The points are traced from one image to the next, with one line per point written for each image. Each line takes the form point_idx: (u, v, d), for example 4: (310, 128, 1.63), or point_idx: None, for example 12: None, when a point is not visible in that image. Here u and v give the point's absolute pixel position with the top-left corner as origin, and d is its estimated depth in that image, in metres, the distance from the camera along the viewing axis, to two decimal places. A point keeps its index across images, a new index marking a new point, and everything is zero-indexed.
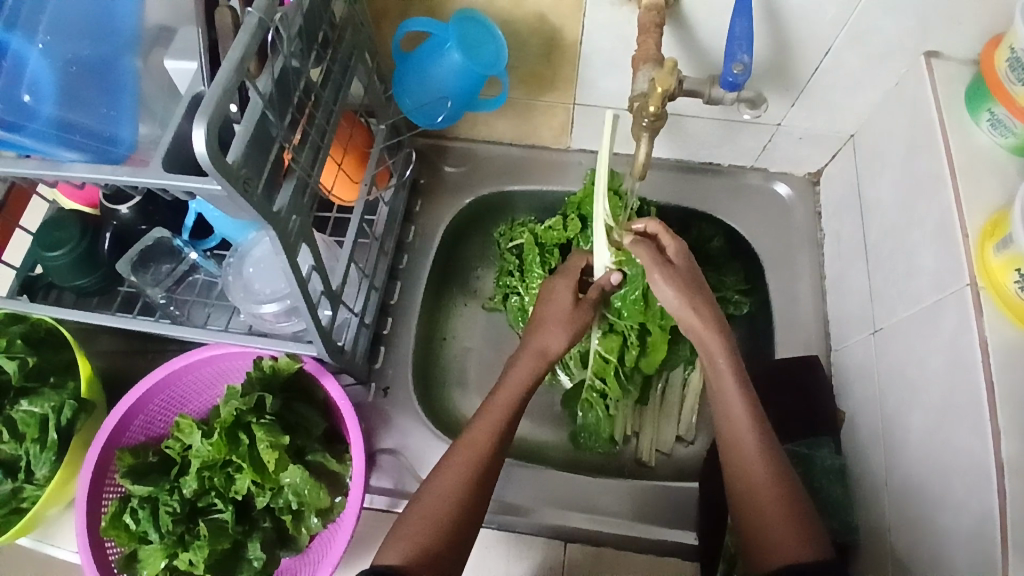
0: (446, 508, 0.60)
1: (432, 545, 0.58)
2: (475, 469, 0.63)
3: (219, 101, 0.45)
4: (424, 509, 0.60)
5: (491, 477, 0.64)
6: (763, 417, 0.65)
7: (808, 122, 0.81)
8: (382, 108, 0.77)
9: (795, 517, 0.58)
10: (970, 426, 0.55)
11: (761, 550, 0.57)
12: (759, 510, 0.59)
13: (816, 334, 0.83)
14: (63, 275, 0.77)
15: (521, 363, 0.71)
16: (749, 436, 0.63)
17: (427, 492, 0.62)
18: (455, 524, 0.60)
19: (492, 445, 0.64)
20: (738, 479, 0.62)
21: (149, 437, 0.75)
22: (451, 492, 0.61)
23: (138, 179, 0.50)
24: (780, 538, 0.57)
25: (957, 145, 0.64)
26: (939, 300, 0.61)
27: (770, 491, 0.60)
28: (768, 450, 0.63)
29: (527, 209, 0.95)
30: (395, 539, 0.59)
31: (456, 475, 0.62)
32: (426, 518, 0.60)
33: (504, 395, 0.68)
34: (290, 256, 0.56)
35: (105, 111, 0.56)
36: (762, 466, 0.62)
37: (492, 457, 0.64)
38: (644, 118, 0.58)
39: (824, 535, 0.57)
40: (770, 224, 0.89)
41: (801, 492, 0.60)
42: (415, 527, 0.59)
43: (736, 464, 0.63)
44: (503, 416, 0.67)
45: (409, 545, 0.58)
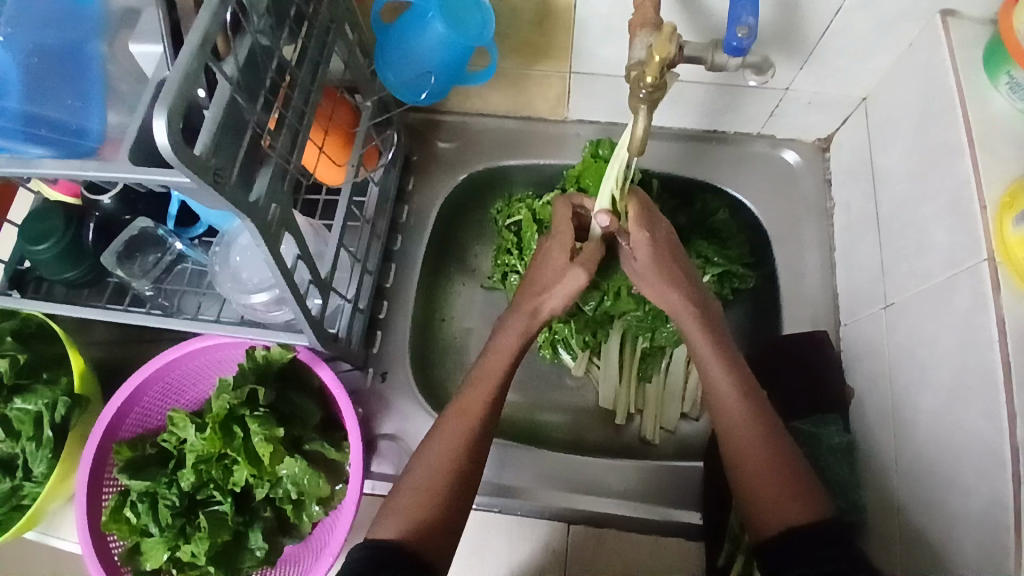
0: (441, 479, 0.59)
1: (429, 516, 0.57)
2: (468, 436, 0.61)
3: (181, 87, 0.42)
4: (419, 479, 0.59)
5: (483, 443, 0.62)
6: (751, 382, 0.63)
7: (816, 86, 0.77)
8: (367, 84, 0.73)
9: (790, 480, 0.57)
10: (982, 407, 0.53)
11: (761, 516, 0.56)
12: (754, 474, 0.58)
13: (825, 308, 0.81)
14: (50, 268, 0.75)
15: (509, 328, 0.68)
16: (736, 401, 0.61)
17: (420, 463, 0.61)
18: (450, 493, 0.59)
19: (484, 411, 0.63)
20: (731, 444, 0.60)
21: (147, 429, 0.74)
22: (444, 461, 0.60)
23: (106, 173, 0.48)
24: (777, 504, 0.55)
25: (976, 110, 0.60)
26: (953, 276, 0.58)
27: (762, 456, 0.58)
28: (757, 415, 0.60)
29: (524, 184, 0.92)
30: (391, 513, 0.58)
31: (448, 443, 0.61)
32: (421, 489, 0.59)
33: (492, 360, 0.66)
34: (272, 247, 0.53)
35: (71, 102, 0.52)
36: (751, 431, 0.60)
37: (484, 424, 0.62)
38: (641, 90, 0.53)
39: (820, 494, 0.56)
40: (778, 193, 0.86)
41: (795, 455, 0.59)
42: (411, 499, 0.58)
43: (727, 429, 0.61)
44: (493, 383, 0.64)
45: (407, 518, 0.57)
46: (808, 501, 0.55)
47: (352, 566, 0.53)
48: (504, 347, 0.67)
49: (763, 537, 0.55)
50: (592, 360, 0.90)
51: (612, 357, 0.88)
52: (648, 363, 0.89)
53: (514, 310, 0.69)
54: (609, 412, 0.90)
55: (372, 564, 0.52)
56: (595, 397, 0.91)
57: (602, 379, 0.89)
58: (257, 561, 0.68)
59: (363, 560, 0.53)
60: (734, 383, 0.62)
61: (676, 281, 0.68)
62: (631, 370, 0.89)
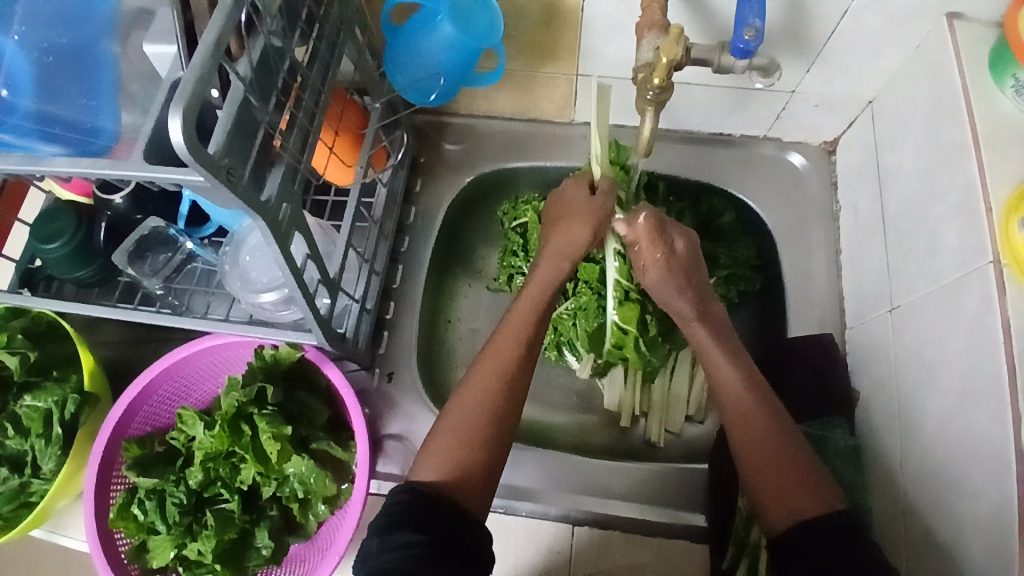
0: (479, 423, 0.58)
1: (469, 460, 0.57)
2: (503, 380, 0.61)
3: (195, 87, 0.43)
4: (456, 423, 0.58)
5: (522, 389, 0.62)
6: (758, 380, 0.63)
7: (822, 88, 0.77)
8: (375, 85, 0.74)
9: (799, 473, 0.56)
10: (991, 410, 0.53)
11: (772, 510, 0.56)
12: (770, 470, 0.57)
13: (831, 311, 0.81)
14: (61, 267, 0.76)
15: (545, 261, 0.69)
16: (743, 393, 0.62)
17: (455, 407, 0.60)
18: (488, 438, 0.58)
19: (522, 348, 0.63)
20: (739, 440, 0.60)
21: (155, 427, 0.75)
22: (480, 406, 0.59)
23: (120, 172, 0.48)
24: (785, 495, 0.55)
25: (982, 112, 0.60)
26: (961, 277, 0.58)
27: (771, 450, 0.58)
28: (763, 410, 0.60)
29: (530, 186, 0.92)
30: (430, 457, 0.57)
31: (484, 386, 0.60)
32: (459, 432, 0.58)
33: (531, 294, 0.67)
34: (282, 246, 0.54)
35: (84, 101, 0.53)
36: (758, 426, 0.59)
37: (522, 361, 0.62)
38: (649, 91, 0.55)
39: (831, 487, 0.56)
40: (784, 196, 0.86)
41: (807, 452, 0.59)
42: (449, 443, 0.57)
43: (735, 425, 0.61)
44: (529, 326, 0.64)
45: (447, 462, 0.56)
46: (817, 495, 0.55)
47: (392, 512, 0.52)
48: (539, 283, 0.68)
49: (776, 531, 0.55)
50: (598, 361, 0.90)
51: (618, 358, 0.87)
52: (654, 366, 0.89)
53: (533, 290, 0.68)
54: (614, 414, 0.90)
55: (414, 508, 0.52)
56: (600, 399, 0.91)
57: (607, 381, 0.89)
58: (263, 560, 0.68)
59: (404, 504, 0.52)
60: (740, 378, 0.62)
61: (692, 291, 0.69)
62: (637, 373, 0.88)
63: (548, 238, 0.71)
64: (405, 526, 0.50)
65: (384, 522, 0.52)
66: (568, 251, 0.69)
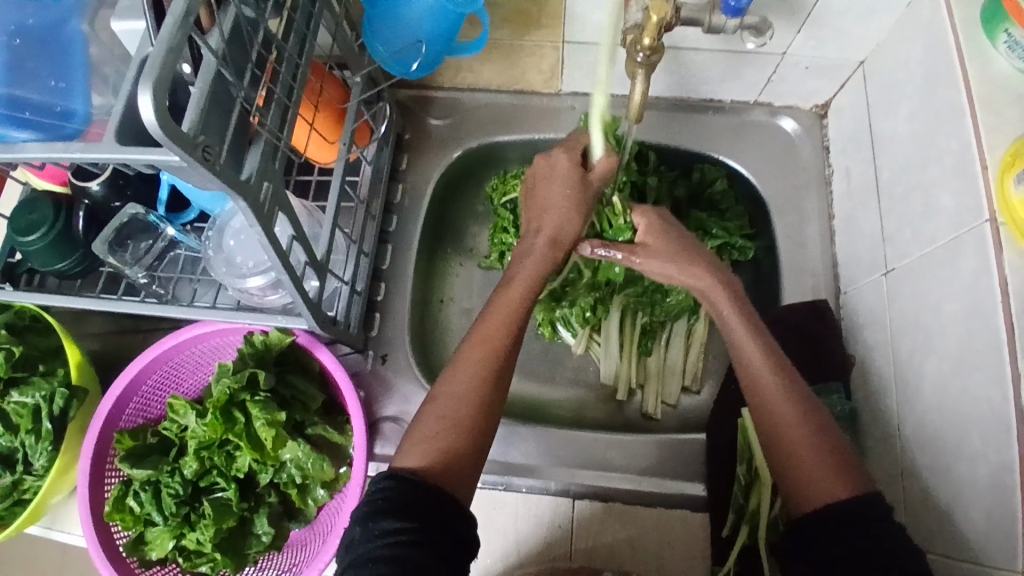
0: (466, 410, 0.57)
1: (454, 447, 0.55)
2: (489, 367, 0.59)
3: (164, 61, 0.41)
4: (442, 410, 0.57)
5: (504, 384, 0.60)
6: (783, 361, 0.60)
7: (815, 50, 0.75)
8: (356, 59, 0.71)
9: (825, 452, 0.54)
10: (989, 369, 0.52)
11: (799, 492, 0.54)
12: (796, 452, 0.55)
13: (825, 277, 0.80)
14: (41, 259, 0.74)
15: (532, 253, 0.66)
16: (767, 373, 0.59)
17: (443, 392, 0.58)
18: (475, 424, 0.57)
19: (508, 342, 0.61)
20: (766, 421, 0.58)
21: (147, 419, 0.74)
22: (467, 392, 0.58)
23: (91, 155, 0.46)
24: (812, 477, 0.53)
25: (975, 74, 0.59)
26: (958, 237, 0.58)
27: (800, 431, 0.55)
28: (792, 389, 0.58)
29: (519, 159, 0.90)
30: (414, 443, 0.56)
31: (473, 369, 0.59)
32: (444, 420, 0.56)
33: (513, 291, 0.64)
34: (265, 228, 0.52)
35: (54, 83, 0.51)
36: (785, 406, 0.57)
37: (506, 355, 0.60)
38: (639, 53, 0.53)
39: (857, 473, 0.53)
40: (776, 163, 0.85)
41: (835, 435, 0.56)
42: (435, 429, 0.56)
43: (762, 405, 0.58)
44: (515, 314, 0.63)
45: (431, 449, 0.55)
46: (843, 477, 0.53)
47: (377, 498, 0.51)
48: (525, 278, 0.64)
49: (798, 513, 0.53)
50: (593, 336, 0.89)
51: (613, 333, 0.88)
52: (649, 337, 0.89)
53: (535, 236, 0.67)
54: (611, 387, 0.90)
55: (397, 496, 0.51)
56: (596, 373, 0.91)
57: (602, 356, 0.88)
58: (264, 546, 0.68)
59: (388, 492, 0.51)
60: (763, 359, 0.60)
61: (697, 261, 0.66)
62: (631, 345, 0.88)
63: (541, 225, 0.67)
64: (393, 513, 0.49)
65: (367, 510, 0.51)
66: (562, 240, 0.67)
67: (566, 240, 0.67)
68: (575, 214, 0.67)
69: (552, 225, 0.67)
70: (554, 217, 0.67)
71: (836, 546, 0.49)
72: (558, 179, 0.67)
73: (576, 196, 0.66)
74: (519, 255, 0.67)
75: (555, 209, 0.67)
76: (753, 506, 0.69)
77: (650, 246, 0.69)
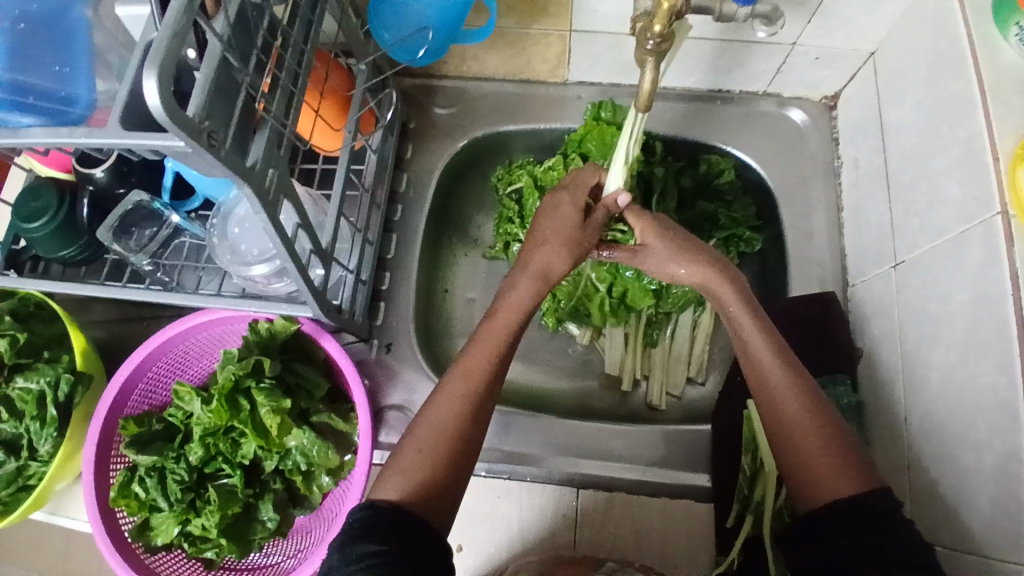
0: (443, 444, 0.56)
1: (431, 481, 0.54)
2: (469, 400, 0.58)
3: (169, 46, 0.41)
4: (421, 443, 0.56)
5: (484, 415, 0.59)
6: (790, 357, 0.60)
7: (823, 40, 0.74)
8: (361, 46, 0.70)
9: (833, 450, 0.54)
10: (996, 360, 0.52)
11: (806, 492, 0.54)
12: (806, 447, 0.55)
13: (833, 269, 0.80)
14: (45, 246, 0.74)
15: (518, 285, 0.63)
16: (775, 364, 0.59)
17: (421, 424, 0.57)
18: (451, 460, 0.56)
19: (490, 377, 0.59)
20: (773, 420, 0.57)
21: (152, 405, 0.74)
22: (447, 424, 0.57)
23: (97, 140, 0.46)
24: (822, 474, 0.53)
25: (985, 63, 0.58)
26: (966, 230, 0.57)
27: (808, 429, 0.55)
28: (798, 386, 0.57)
29: (524, 149, 0.90)
30: (391, 475, 0.55)
31: (453, 404, 0.57)
32: (421, 454, 0.55)
33: (496, 322, 0.62)
34: (270, 215, 0.52)
35: (58, 69, 0.50)
36: (794, 403, 0.57)
37: (489, 387, 0.59)
38: (649, 41, 0.53)
39: (865, 466, 0.53)
40: (784, 154, 0.85)
41: (843, 427, 0.56)
42: (411, 463, 0.55)
43: (768, 403, 0.58)
44: (500, 339, 0.61)
45: (407, 482, 0.54)
46: (852, 471, 0.53)
47: (353, 526, 0.50)
48: (512, 309, 0.62)
49: (807, 509, 0.53)
50: (599, 328, 0.90)
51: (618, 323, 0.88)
52: (654, 328, 0.90)
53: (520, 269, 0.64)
54: (615, 378, 0.89)
55: (375, 525, 0.50)
56: (600, 364, 0.91)
57: (607, 347, 0.88)
58: (269, 532, 0.68)
59: (364, 521, 0.50)
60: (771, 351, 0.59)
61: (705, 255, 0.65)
62: (637, 336, 0.89)
63: (528, 260, 0.64)
64: (370, 538, 0.48)
65: (344, 537, 0.50)
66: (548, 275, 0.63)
67: (555, 279, 0.64)
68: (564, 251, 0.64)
69: (540, 261, 0.63)
70: (541, 255, 0.63)
71: (846, 540, 0.49)
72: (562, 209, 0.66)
73: (571, 235, 0.64)
74: (503, 288, 0.64)
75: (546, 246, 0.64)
76: (757, 496, 0.69)
77: (652, 248, 0.67)
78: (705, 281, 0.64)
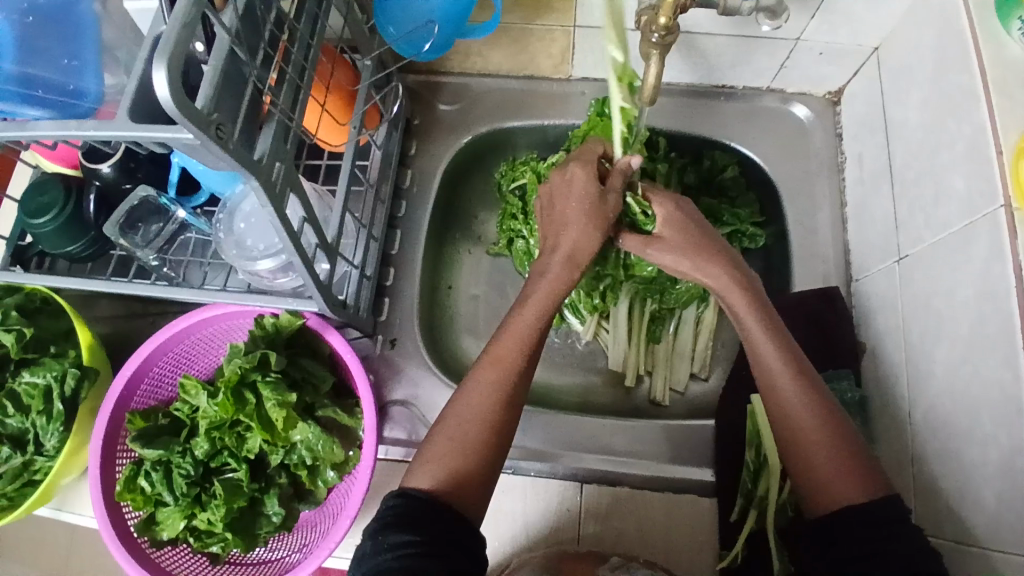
0: (474, 431, 0.56)
1: (463, 468, 0.55)
2: (502, 387, 0.58)
3: (178, 38, 0.41)
4: (451, 429, 0.56)
5: (519, 398, 0.59)
6: (803, 362, 0.58)
7: (828, 35, 0.74)
8: (366, 42, 0.71)
9: (841, 458, 0.54)
10: (1002, 354, 0.52)
11: (815, 497, 0.54)
12: (817, 456, 0.54)
13: (836, 265, 0.80)
14: (52, 242, 0.74)
15: (550, 271, 0.63)
16: (787, 372, 0.57)
17: (454, 412, 0.57)
18: (483, 446, 0.56)
19: (522, 361, 0.59)
20: (783, 423, 0.57)
21: (158, 400, 0.74)
22: (479, 410, 0.57)
23: (106, 133, 0.46)
24: (831, 484, 0.53)
25: (990, 58, 0.58)
26: (970, 223, 0.57)
27: (816, 436, 0.55)
28: (809, 392, 0.56)
29: (528, 145, 0.90)
30: (423, 463, 0.55)
31: (485, 391, 0.57)
32: (452, 440, 0.56)
33: (525, 312, 0.61)
34: (277, 209, 0.52)
35: (67, 62, 0.50)
36: (805, 410, 0.56)
37: (521, 372, 0.59)
38: (654, 33, 0.54)
39: (874, 473, 0.53)
40: (786, 149, 0.85)
41: (854, 435, 0.55)
42: (443, 449, 0.55)
43: (775, 408, 0.57)
44: (532, 323, 0.61)
45: (439, 468, 0.54)
46: (861, 479, 0.53)
47: (386, 516, 0.51)
48: (541, 295, 0.62)
49: (814, 516, 0.54)
50: (601, 323, 0.90)
51: (621, 320, 0.88)
52: (657, 324, 0.90)
53: (551, 252, 0.64)
54: (619, 374, 0.90)
55: (410, 511, 0.51)
56: (604, 360, 0.91)
57: (611, 343, 0.89)
58: (274, 527, 0.69)
59: (397, 509, 0.51)
60: (782, 358, 0.58)
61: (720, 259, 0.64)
62: (640, 333, 0.89)
63: (558, 242, 0.65)
64: (401, 528, 0.50)
65: (376, 525, 0.51)
66: (579, 257, 0.64)
67: (584, 257, 0.64)
68: (592, 232, 0.64)
69: (569, 241, 0.64)
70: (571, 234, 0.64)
71: (855, 546, 0.49)
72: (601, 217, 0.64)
73: (593, 211, 0.64)
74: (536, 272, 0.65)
75: (591, 236, 0.64)
76: (761, 491, 0.69)
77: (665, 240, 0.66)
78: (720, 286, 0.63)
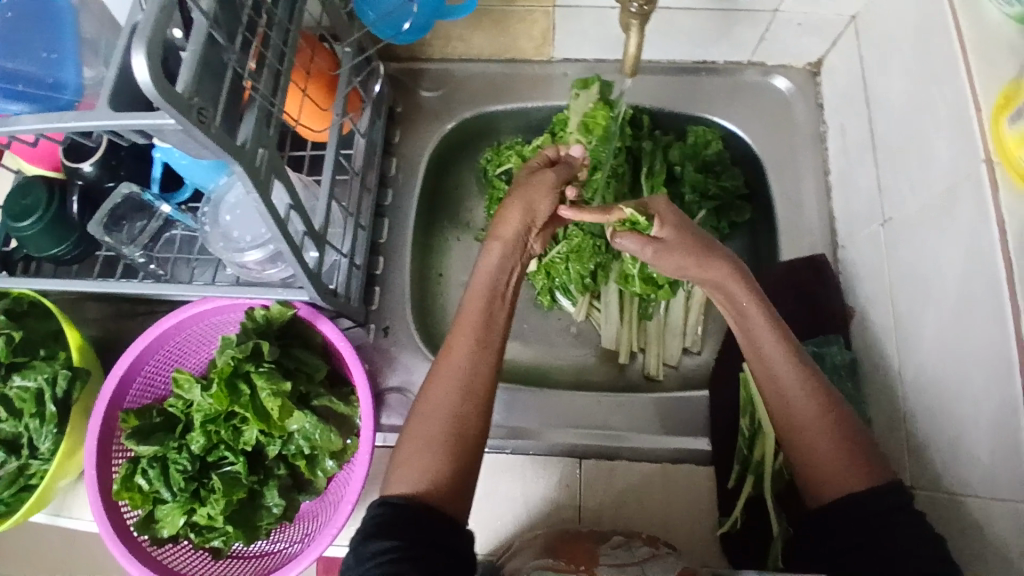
0: (440, 426, 0.56)
1: (437, 466, 0.54)
2: (460, 380, 0.58)
3: (156, 22, 0.41)
4: (416, 429, 0.56)
5: (483, 386, 0.58)
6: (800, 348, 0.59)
7: (805, 6, 0.74)
8: (345, 28, 0.70)
9: (847, 445, 0.55)
10: (989, 309, 0.53)
11: (817, 484, 0.55)
12: (817, 444, 0.55)
13: (822, 234, 0.81)
14: (37, 245, 0.74)
15: (490, 252, 0.65)
16: (783, 355, 0.58)
17: (418, 413, 0.57)
18: (456, 441, 0.55)
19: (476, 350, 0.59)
20: (783, 411, 0.57)
21: (152, 398, 0.74)
22: (443, 406, 0.56)
23: (87, 123, 0.45)
24: (835, 472, 0.54)
25: (965, 20, 0.59)
26: (953, 184, 0.58)
27: (822, 425, 0.55)
28: (808, 375, 0.57)
29: (512, 129, 0.90)
30: (397, 469, 0.55)
31: (445, 386, 0.58)
32: (419, 440, 0.55)
33: (473, 300, 0.62)
34: (263, 194, 0.52)
35: (46, 55, 0.50)
36: (805, 395, 0.57)
37: (479, 361, 0.59)
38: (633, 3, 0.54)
39: (875, 460, 0.54)
40: (768, 123, 0.85)
41: (855, 424, 0.56)
42: (412, 451, 0.55)
43: (778, 391, 0.58)
44: (479, 305, 0.62)
45: (415, 472, 0.54)
46: (863, 467, 0.54)
47: (370, 525, 0.51)
48: (486, 274, 0.64)
49: (818, 503, 0.54)
50: (593, 303, 0.90)
51: (611, 300, 0.89)
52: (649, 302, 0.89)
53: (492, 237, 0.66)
54: (613, 352, 0.90)
55: (393, 519, 0.51)
56: (597, 340, 0.91)
57: (603, 322, 0.89)
58: (274, 518, 0.69)
59: (380, 519, 0.51)
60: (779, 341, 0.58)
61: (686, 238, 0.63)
62: (631, 311, 0.89)
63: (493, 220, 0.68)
64: (385, 535, 0.49)
65: (363, 535, 0.51)
66: (506, 233, 0.66)
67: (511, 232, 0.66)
68: (516, 206, 0.66)
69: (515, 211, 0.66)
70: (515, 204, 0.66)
71: None
72: (539, 189, 0.68)
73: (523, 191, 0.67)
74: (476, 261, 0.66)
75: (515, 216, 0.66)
76: (757, 457, 0.71)
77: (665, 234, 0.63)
78: (717, 279, 0.62)
